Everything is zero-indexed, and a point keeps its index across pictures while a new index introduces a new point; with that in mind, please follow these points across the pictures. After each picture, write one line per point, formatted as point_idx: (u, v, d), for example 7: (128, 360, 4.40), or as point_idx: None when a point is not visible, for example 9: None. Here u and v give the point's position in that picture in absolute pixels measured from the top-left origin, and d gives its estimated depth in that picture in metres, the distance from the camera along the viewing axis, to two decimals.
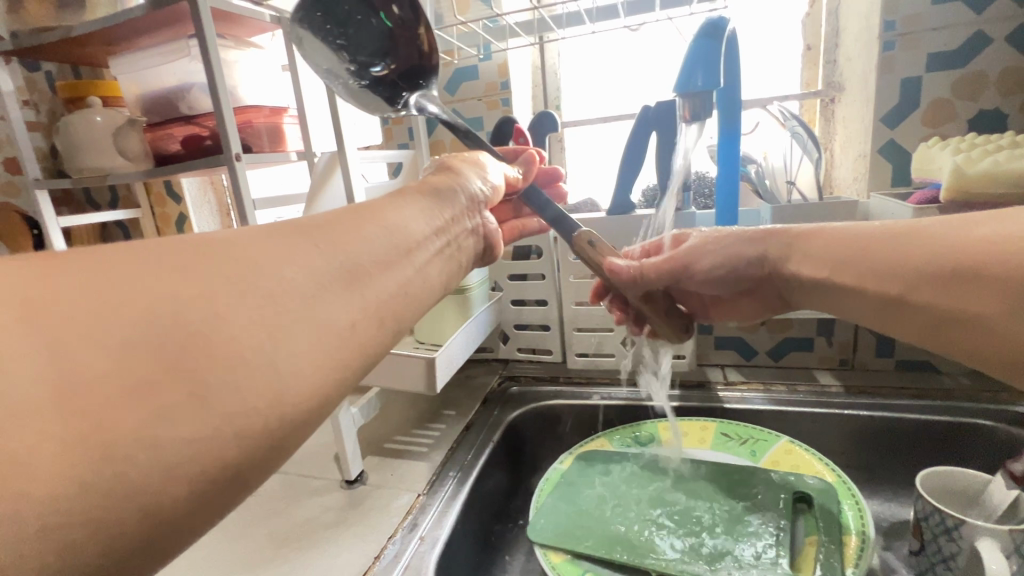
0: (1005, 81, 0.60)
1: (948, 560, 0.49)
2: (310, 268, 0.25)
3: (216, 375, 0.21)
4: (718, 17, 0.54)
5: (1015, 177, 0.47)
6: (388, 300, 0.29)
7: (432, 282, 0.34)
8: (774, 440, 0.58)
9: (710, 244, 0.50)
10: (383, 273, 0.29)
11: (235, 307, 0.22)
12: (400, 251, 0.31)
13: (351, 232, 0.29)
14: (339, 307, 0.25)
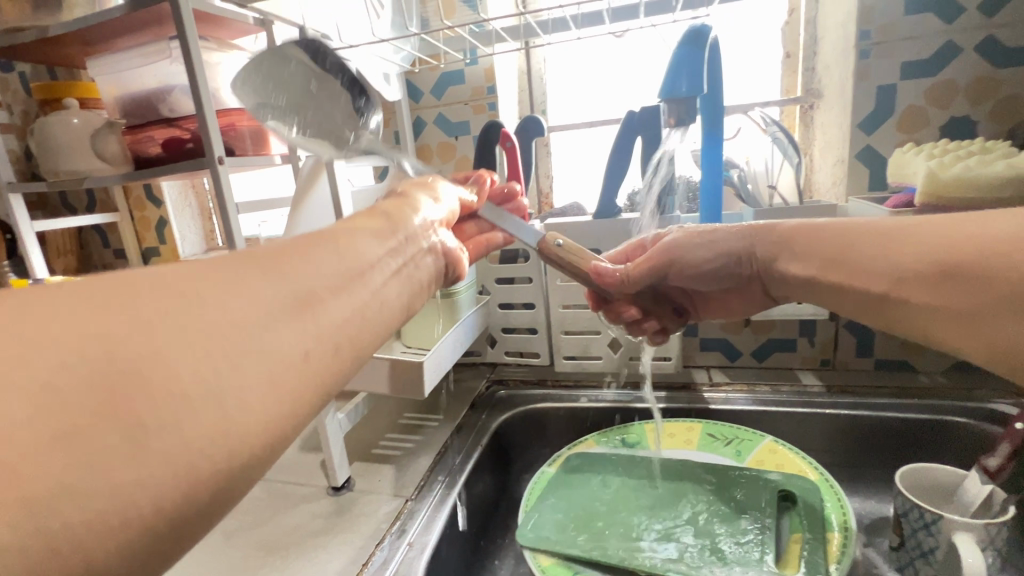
0: (975, 89, 0.62)
1: (927, 554, 0.50)
2: (255, 300, 0.24)
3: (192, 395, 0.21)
4: (700, 24, 0.54)
5: (985, 181, 0.49)
6: (338, 329, 0.27)
7: (390, 305, 0.32)
8: (758, 439, 0.59)
9: (699, 238, 0.52)
10: (334, 299, 0.27)
11: (192, 341, 0.21)
12: (352, 278, 0.29)
13: (296, 259, 0.27)
14: (288, 338, 0.24)
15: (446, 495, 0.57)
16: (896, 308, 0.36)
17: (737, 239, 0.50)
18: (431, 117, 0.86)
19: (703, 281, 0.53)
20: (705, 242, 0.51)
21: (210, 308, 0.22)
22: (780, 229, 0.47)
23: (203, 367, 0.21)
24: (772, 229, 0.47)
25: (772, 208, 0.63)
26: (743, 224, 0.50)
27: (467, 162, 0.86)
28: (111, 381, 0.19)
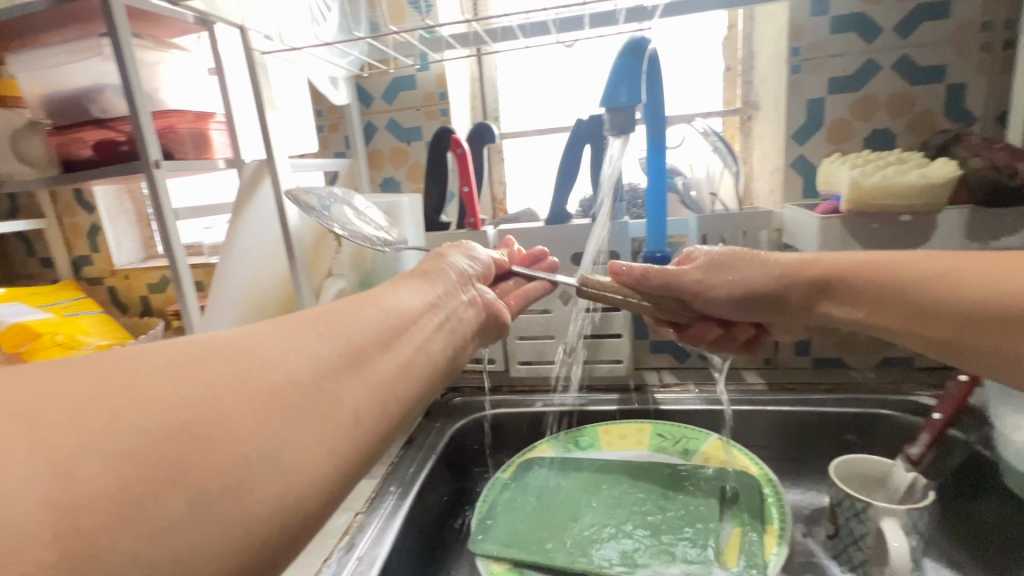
0: (892, 105, 0.67)
1: (858, 541, 0.53)
2: (313, 357, 0.24)
3: (248, 448, 0.20)
4: (640, 37, 0.56)
5: (901, 190, 0.53)
6: (388, 386, 0.27)
7: (437, 357, 0.33)
8: (704, 437, 0.60)
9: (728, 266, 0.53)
10: (383, 355, 0.28)
11: (254, 401, 0.21)
12: (397, 335, 0.30)
13: (346, 318, 0.28)
14: (343, 396, 0.24)
15: (397, 507, 0.56)
16: (968, 354, 0.39)
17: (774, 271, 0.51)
18: (382, 122, 0.85)
19: (730, 311, 0.54)
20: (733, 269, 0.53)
21: (271, 365, 0.23)
22: (830, 264, 0.48)
23: (267, 424, 0.21)
24: (820, 265, 0.49)
25: (714, 214, 0.66)
26: (773, 257, 0.52)
27: (420, 168, 0.85)
28: (26, 402, 0.18)
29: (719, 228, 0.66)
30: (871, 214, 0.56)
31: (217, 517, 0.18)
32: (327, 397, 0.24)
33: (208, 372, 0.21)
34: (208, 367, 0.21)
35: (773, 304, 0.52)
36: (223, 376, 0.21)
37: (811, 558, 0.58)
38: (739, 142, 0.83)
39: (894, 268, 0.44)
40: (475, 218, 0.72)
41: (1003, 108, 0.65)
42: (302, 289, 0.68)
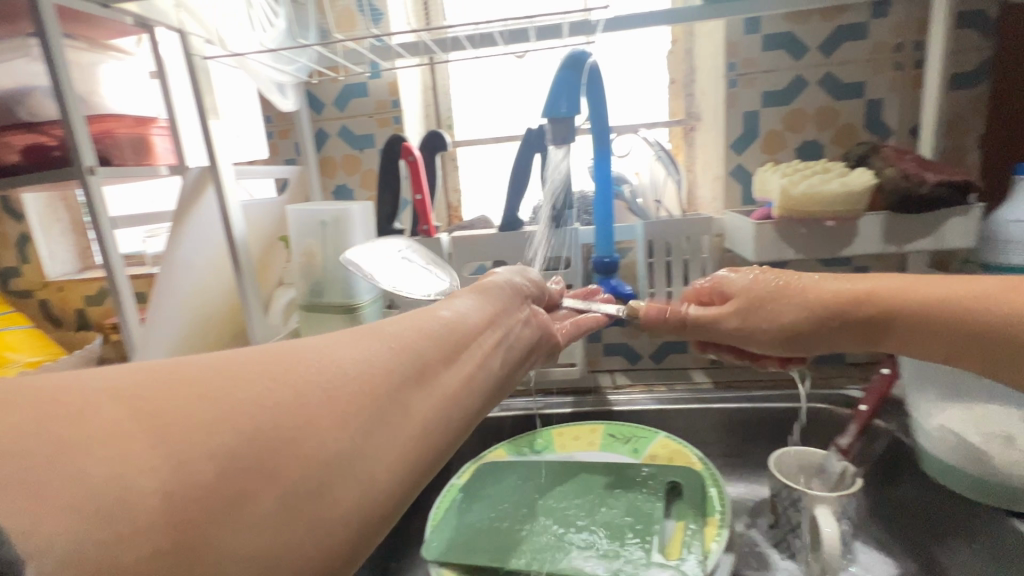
0: (820, 118, 0.72)
1: (796, 528, 0.56)
2: (387, 369, 0.26)
3: (332, 454, 0.22)
4: (579, 51, 0.58)
5: (825, 198, 0.57)
6: (450, 401, 0.29)
7: (496, 372, 0.34)
8: (653, 436, 0.62)
9: (762, 304, 0.50)
10: (445, 369, 0.30)
11: (336, 407, 0.23)
12: (458, 352, 0.31)
13: (415, 332, 0.30)
14: (415, 406, 0.26)
15: None
16: None
17: (813, 302, 0.47)
18: (334, 129, 0.84)
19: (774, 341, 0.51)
20: (766, 305, 0.50)
21: (353, 374, 0.25)
22: (882, 291, 0.45)
23: (349, 432, 0.23)
24: (863, 293, 0.45)
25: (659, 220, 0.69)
26: (812, 283, 0.49)
27: (373, 176, 0.84)
28: None
29: (664, 233, 0.69)
30: (801, 220, 0.60)
31: (294, 516, 0.21)
32: (399, 409, 0.26)
33: (301, 379, 0.23)
34: (294, 373, 0.23)
35: (820, 336, 0.48)
36: (311, 382, 0.23)
37: (754, 548, 0.60)
38: (684, 152, 0.87)
39: (942, 295, 0.42)
40: (428, 225, 0.72)
41: (915, 123, 0.71)
42: (248, 300, 0.66)
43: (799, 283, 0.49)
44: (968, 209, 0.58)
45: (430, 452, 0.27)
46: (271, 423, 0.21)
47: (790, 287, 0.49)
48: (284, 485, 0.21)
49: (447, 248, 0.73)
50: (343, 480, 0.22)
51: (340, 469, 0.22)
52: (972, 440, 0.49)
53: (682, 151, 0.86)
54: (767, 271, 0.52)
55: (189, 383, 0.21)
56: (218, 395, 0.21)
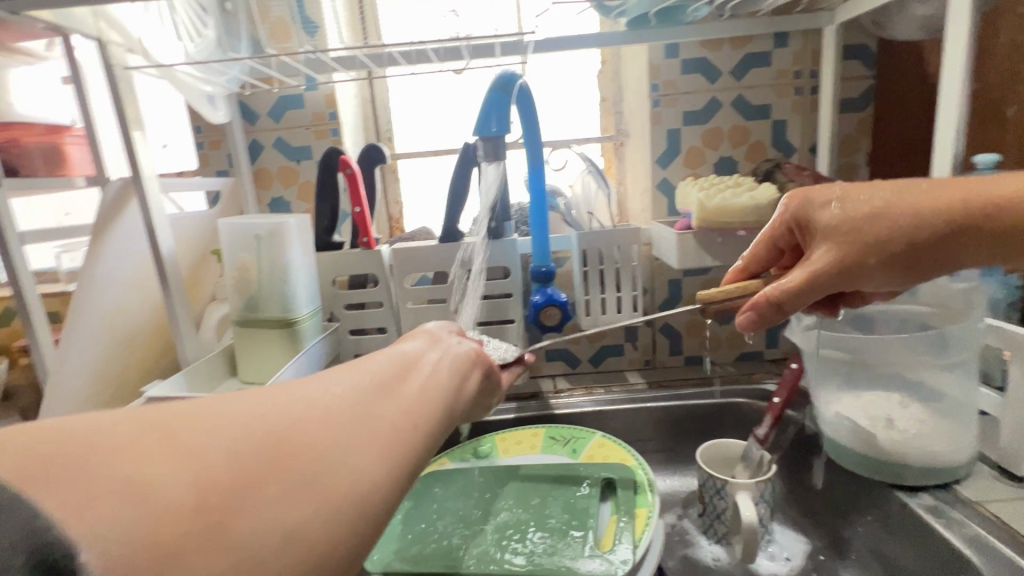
0: (733, 136, 0.79)
1: (720, 515, 0.60)
2: (348, 388, 0.28)
3: (299, 472, 0.23)
4: (510, 72, 0.62)
5: (738, 209, 0.62)
6: (417, 407, 0.29)
7: (449, 388, 0.34)
8: (589, 436, 0.66)
9: (868, 232, 0.43)
10: (403, 384, 0.30)
11: (293, 429, 0.24)
12: (413, 370, 0.32)
13: (361, 362, 0.31)
14: (378, 416, 0.27)
15: None
16: None
17: (915, 219, 0.43)
18: (268, 140, 0.82)
19: (883, 273, 0.44)
20: (870, 233, 0.43)
21: (308, 398, 0.26)
22: (982, 196, 0.41)
23: (333, 434, 0.25)
24: (972, 195, 0.42)
25: (592, 230, 0.73)
26: (911, 202, 0.43)
27: (311, 187, 0.83)
28: None
29: (597, 242, 0.73)
30: (718, 230, 0.65)
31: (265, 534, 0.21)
32: (368, 418, 0.27)
33: (272, 400, 0.25)
34: (274, 396, 0.26)
35: (931, 252, 0.43)
36: (281, 401, 0.25)
37: (683, 536, 0.64)
38: (615, 166, 0.91)
39: None
40: (367, 237, 0.72)
41: (814, 142, 0.79)
42: (176, 316, 0.64)
43: (896, 203, 0.43)
44: None
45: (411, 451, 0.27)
46: (253, 438, 0.23)
47: (890, 208, 0.43)
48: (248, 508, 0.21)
49: (388, 260, 0.74)
50: (322, 485, 0.23)
51: (313, 476, 0.23)
52: (861, 424, 0.55)
53: (614, 165, 0.91)
54: (850, 187, 0.46)
55: (167, 418, 0.22)
56: (192, 423, 0.22)
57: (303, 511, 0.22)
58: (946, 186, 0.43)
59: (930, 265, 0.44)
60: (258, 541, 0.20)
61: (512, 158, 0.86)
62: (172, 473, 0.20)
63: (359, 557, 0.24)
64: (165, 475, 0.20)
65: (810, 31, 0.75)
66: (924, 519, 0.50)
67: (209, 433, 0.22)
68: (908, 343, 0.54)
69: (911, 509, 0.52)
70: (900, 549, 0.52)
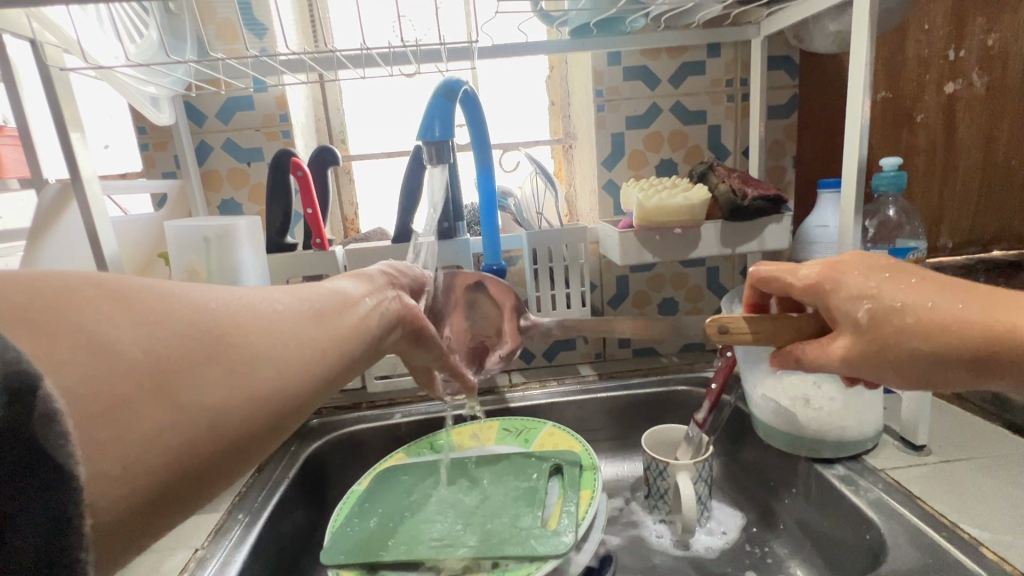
0: (672, 139, 0.84)
1: (663, 495, 0.64)
2: (288, 308, 0.34)
3: (241, 359, 0.29)
4: (453, 80, 0.64)
5: (674, 208, 0.67)
6: (341, 338, 0.36)
7: (374, 329, 0.40)
8: (541, 426, 0.69)
9: (887, 332, 0.39)
10: (338, 317, 0.37)
11: (244, 326, 0.30)
12: (347, 308, 0.39)
13: (304, 287, 0.37)
14: (312, 333, 0.34)
15: (241, 542, 0.55)
16: None
17: (963, 334, 0.38)
18: (217, 142, 0.82)
19: (893, 376, 0.40)
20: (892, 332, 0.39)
21: (260, 307, 0.33)
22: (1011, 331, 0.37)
23: (267, 339, 0.31)
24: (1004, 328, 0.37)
25: (541, 230, 0.76)
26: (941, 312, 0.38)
27: (262, 189, 0.83)
28: None
29: (546, 241, 0.76)
30: (657, 228, 0.69)
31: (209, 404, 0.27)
32: (301, 334, 0.33)
33: (225, 300, 0.31)
34: (220, 297, 0.31)
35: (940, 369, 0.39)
36: (234, 304, 0.31)
37: (631, 517, 0.68)
38: (564, 167, 0.95)
39: None
40: (321, 238, 0.73)
41: (746, 145, 0.85)
42: None
43: (946, 315, 0.38)
44: (780, 217, 0.71)
45: (321, 371, 0.34)
46: (194, 325, 0.28)
47: (915, 312, 0.38)
48: (204, 376, 0.27)
49: (342, 261, 0.75)
50: (261, 376, 0.30)
51: (254, 367, 0.30)
52: (783, 404, 0.61)
53: (563, 167, 0.95)
54: (908, 284, 0.39)
55: (123, 294, 0.26)
56: (146, 306, 0.27)
57: (235, 394, 0.28)
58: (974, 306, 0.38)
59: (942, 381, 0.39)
60: (198, 405, 0.26)
61: (464, 160, 0.88)
62: (129, 342, 0.25)
63: (268, 436, 0.30)
64: (120, 338, 0.25)
65: (739, 42, 0.81)
66: (837, 486, 0.56)
67: (161, 314, 0.27)
68: None
69: (827, 479, 0.57)
70: (820, 517, 0.58)
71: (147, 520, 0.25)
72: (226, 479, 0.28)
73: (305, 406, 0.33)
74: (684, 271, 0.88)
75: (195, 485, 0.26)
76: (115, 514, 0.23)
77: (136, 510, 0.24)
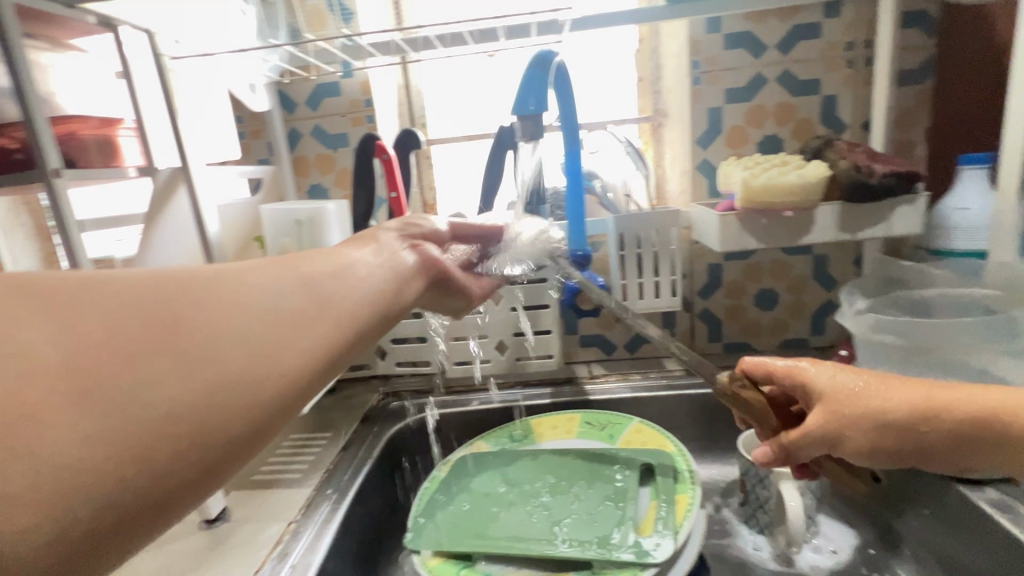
0: (778, 113, 0.76)
1: (764, 504, 0.58)
2: (265, 283, 0.28)
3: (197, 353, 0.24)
4: (547, 51, 0.61)
5: (786, 187, 0.59)
6: (331, 309, 0.30)
7: (382, 290, 0.35)
8: (627, 422, 0.65)
9: (859, 410, 0.42)
10: (335, 283, 0.31)
11: (205, 310, 0.25)
12: (344, 273, 0.33)
13: (298, 256, 0.31)
14: (297, 310, 0.28)
15: (331, 518, 0.56)
16: None
17: None
18: (307, 128, 0.84)
19: (874, 450, 0.43)
20: (862, 411, 0.42)
21: (234, 286, 0.27)
22: (945, 405, 0.42)
23: (238, 321, 0.26)
24: (941, 407, 0.41)
25: (629, 213, 0.71)
26: (888, 393, 0.42)
27: (348, 174, 0.85)
28: None
29: (635, 225, 0.71)
30: (764, 210, 0.62)
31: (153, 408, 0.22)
32: (284, 311, 0.28)
33: (183, 282, 0.26)
34: (174, 278, 0.26)
35: (904, 446, 0.43)
36: (194, 286, 0.26)
37: (724, 525, 0.63)
38: (652, 147, 0.89)
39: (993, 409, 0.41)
40: None
41: (867, 117, 0.75)
42: None
43: (892, 394, 0.42)
44: (914, 198, 0.61)
45: (302, 351, 0.28)
46: (135, 314, 0.23)
47: (874, 396, 0.43)
48: (142, 377, 0.22)
49: None
50: (229, 370, 0.25)
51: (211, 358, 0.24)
52: None
53: (650, 146, 0.89)
54: (867, 373, 0.44)
55: (39, 293, 0.22)
56: (77, 303, 0.23)
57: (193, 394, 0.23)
58: (910, 388, 0.43)
59: (907, 455, 0.43)
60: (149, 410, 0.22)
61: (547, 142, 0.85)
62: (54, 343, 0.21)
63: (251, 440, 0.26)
64: (33, 340, 0.21)
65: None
66: (988, 513, 0.47)
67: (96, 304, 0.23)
68: (969, 327, 0.53)
69: (973, 503, 0.49)
70: (959, 545, 0.50)
71: (96, 543, 0.21)
72: (206, 480, 0.24)
73: (302, 395, 0.28)
74: (785, 260, 0.80)
75: (153, 499, 0.23)
76: (42, 544, 0.20)
77: (91, 528, 0.21)
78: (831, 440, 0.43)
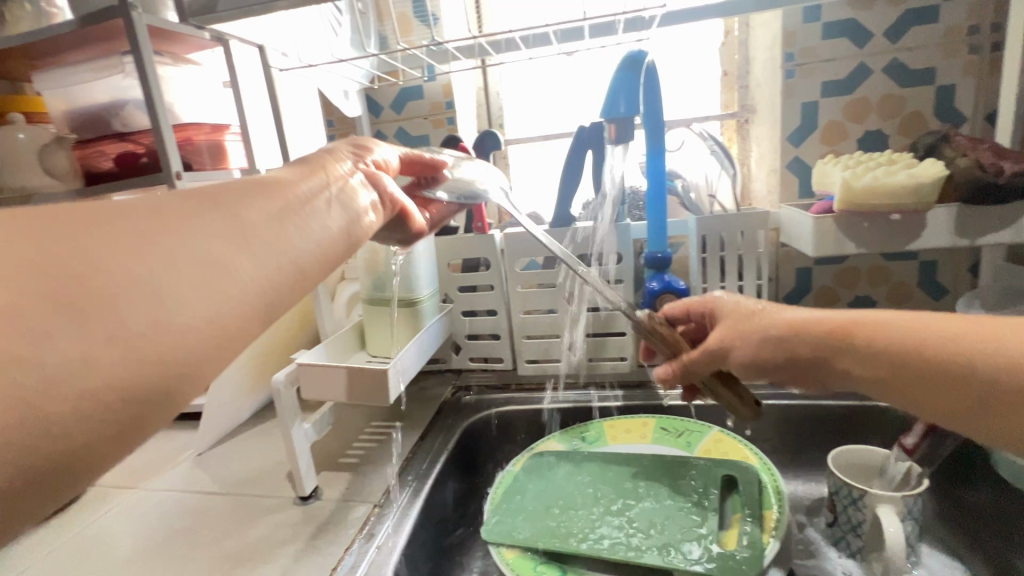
0: (883, 107, 0.70)
1: (857, 527, 0.54)
2: (209, 228, 0.28)
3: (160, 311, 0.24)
4: (637, 50, 0.60)
5: (893, 189, 0.55)
6: (270, 243, 0.30)
7: (333, 231, 0.35)
8: (706, 431, 0.63)
9: (743, 328, 0.45)
10: (280, 229, 0.31)
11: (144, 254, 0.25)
12: (289, 210, 0.33)
13: (238, 196, 0.31)
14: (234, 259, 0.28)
15: (411, 505, 0.58)
16: None
17: None
18: (391, 131, 0.88)
19: (758, 366, 0.44)
20: (743, 328, 0.45)
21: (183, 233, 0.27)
22: (812, 319, 0.41)
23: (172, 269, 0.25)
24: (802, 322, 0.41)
25: (712, 214, 0.69)
26: (768, 314, 0.44)
27: None
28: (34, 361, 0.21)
29: (719, 226, 0.69)
30: (867, 213, 0.58)
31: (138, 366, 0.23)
32: (219, 253, 0.27)
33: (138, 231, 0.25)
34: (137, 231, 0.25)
35: (778, 362, 0.42)
36: (143, 234, 0.25)
37: (809, 546, 0.59)
38: (737, 144, 0.85)
39: (875, 322, 0.37)
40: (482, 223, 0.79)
41: (991, 108, 0.67)
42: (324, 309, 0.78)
43: (771, 314, 0.44)
44: None
45: (243, 284, 0.28)
46: (123, 271, 0.24)
47: (759, 317, 0.45)
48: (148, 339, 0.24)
49: (500, 244, 0.77)
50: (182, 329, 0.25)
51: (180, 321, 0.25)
52: None
53: (735, 143, 0.85)
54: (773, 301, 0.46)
55: (65, 254, 0.23)
56: (91, 261, 0.23)
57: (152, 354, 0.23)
58: (784, 308, 0.43)
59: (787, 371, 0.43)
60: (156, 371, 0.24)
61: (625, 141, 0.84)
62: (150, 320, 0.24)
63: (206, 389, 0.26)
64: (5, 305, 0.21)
65: None
66: None
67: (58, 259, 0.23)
68: None
69: None
70: None
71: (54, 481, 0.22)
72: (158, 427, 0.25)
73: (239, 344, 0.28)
74: (886, 265, 0.74)
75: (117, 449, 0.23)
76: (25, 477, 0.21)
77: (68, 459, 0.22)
78: (715, 355, 0.47)
